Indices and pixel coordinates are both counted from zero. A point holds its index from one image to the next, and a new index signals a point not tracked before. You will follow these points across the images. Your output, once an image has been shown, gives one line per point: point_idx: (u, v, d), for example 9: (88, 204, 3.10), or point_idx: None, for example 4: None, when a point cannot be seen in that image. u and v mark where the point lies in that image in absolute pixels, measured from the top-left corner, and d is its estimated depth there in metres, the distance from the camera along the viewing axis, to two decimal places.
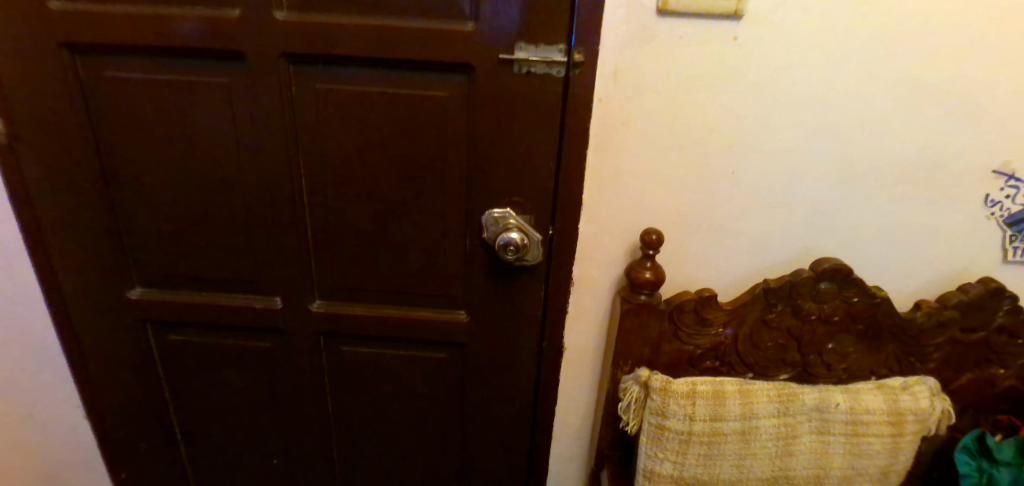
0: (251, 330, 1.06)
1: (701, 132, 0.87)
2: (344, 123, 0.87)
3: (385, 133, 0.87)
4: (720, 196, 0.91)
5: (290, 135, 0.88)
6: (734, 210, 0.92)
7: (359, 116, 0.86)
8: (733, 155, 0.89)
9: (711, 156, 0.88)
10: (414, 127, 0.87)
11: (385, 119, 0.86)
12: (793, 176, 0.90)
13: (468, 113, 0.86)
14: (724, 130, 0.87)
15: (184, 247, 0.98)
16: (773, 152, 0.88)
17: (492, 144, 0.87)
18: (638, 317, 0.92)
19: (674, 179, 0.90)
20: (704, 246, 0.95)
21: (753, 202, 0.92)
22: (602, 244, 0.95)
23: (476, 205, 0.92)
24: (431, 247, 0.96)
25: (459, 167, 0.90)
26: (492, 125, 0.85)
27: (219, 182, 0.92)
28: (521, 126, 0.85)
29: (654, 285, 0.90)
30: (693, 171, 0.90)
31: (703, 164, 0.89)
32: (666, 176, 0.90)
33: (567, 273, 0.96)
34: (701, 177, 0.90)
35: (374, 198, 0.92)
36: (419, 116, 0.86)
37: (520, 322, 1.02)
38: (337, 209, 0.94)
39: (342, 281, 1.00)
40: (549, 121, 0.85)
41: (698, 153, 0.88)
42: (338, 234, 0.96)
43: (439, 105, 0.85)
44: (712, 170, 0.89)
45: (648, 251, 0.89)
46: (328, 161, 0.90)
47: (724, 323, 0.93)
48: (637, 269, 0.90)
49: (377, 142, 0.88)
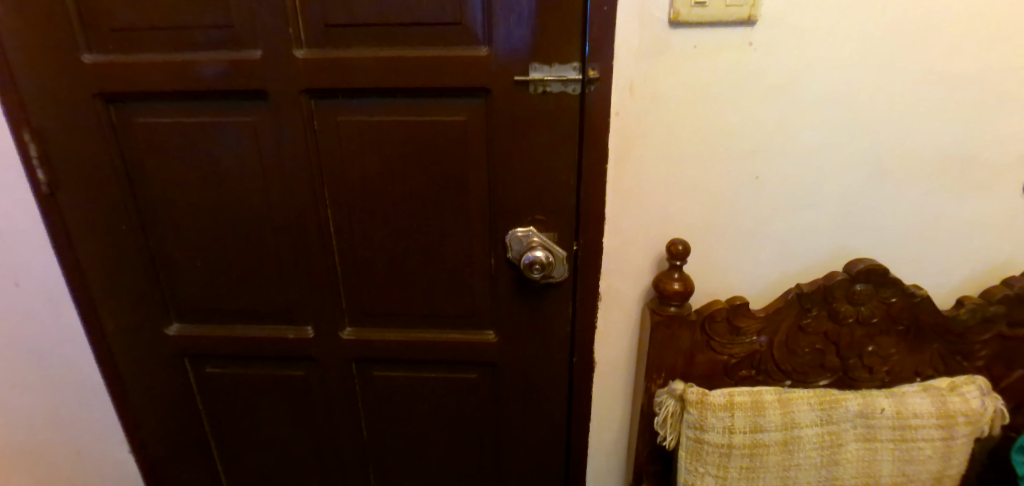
0: (286, 360, 1.08)
1: (722, 139, 0.86)
2: (366, 153, 0.89)
3: (407, 160, 0.89)
4: (745, 202, 0.90)
5: (315, 168, 0.91)
6: (762, 215, 0.91)
7: (380, 145, 0.88)
8: (756, 160, 0.87)
9: (734, 162, 0.88)
10: (435, 152, 0.88)
11: (405, 147, 0.88)
12: (819, 177, 0.89)
13: (486, 135, 0.87)
14: (745, 136, 0.86)
15: (218, 282, 1.01)
16: (797, 155, 0.87)
17: (512, 164, 0.87)
18: (669, 329, 0.91)
19: (697, 187, 0.89)
20: (732, 254, 0.94)
21: (780, 206, 0.90)
22: (627, 257, 0.95)
23: (499, 225, 0.92)
24: (457, 269, 0.97)
25: (481, 189, 0.90)
26: (511, 145, 0.86)
27: (249, 218, 0.95)
28: (540, 145, 0.86)
29: (683, 296, 0.89)
30: (717, 179, 0.89)
31: (726, 171, 0.88)
32: (690, 185, 0.89)
33: (594, 288, 0.96)
34: (725, 184, 0.89)
35: (399, 224, 0.94)
36: (439, 141, 0.87)
37: (550, 340, 1.01)
38: (363, 237, 0.95)
39: (371, 307, 1.02)
40: (568, 138, 0.85)
41: (720, 160, 0.88)
42: (365, 262, 0.97)
43: (458, 130, 0.86)
44: (736, 177, 0.89)
45: (675, 262, 0.88)
46: (353, 191, 0.92)
47: (758, 331, 0.91)
48: (665, 281, 0.89)
49: (398, 170, 0.90)
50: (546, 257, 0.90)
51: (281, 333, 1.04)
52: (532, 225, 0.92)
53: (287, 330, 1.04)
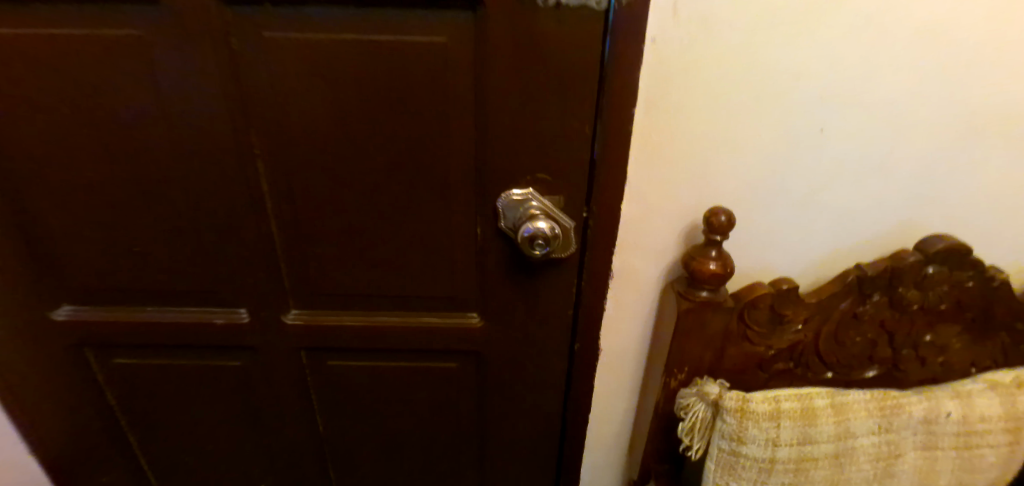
0: (216, 348, 0.87)
1: (785, 79, 0.65)
2: (306, 86, 0.64)
3: (364, 97, 0.65)
4: (803, 160, 0.71)
5: (238, 106, 0.66)
6: (820, 177, 0.72)
7: (327, 76, 0.64)
8: (824, 108, 0.68)
9: (796, 110, 0.68)
10: (403, 88, 0.65)
11: (361, 79, 0.64)
12: (898, 131, 0.70)
13: (473, 66, 0.64)
14: (815, 75, 0.65)
15: (118, 257, 0.77)
16: (876, 102, 0.68)
17: (508, 107, 0.65)
18: (700, 318, 0.73)
19: (746, 142, 0.70)
20: (777, 224, 0.76)
21: (843, 166, 0.72)
22: (649, 226, 0.76)
23: (488, 187, 0.71)
24: (433, 242, 0.76)
25: (466, 140, 0.68)
26: (508, 81, 0.64)
27: (150, 174, 0.70)
28: (547, 82, 0.64)
29: (720, 280, 0.70)
30: (772, 130, 0.69)
31: (784, 122, 0.68)
32: (736, 138, 0.69)
33: (605, 266, 0.77)
34: (781, 137, 0.69)
35: (354, 184, 0.71)
36: (409, 72, 0.64)
37: (547, 327, 0.83)
38: (308, 200, 0.73)
39: (322, 286, 0.80)
40: (585, 73, 0.63)
41: (780, 106, 0.67)
42: (312, 232, 0.75)
43: (435, 57, 0.63)
44: (795, 129, 0.69)
45: (714, 237, 0.69)
46: (290, 139, 0.68)
47: (805, 319, 0.74)
48: (699, 260, 0.70)
49: (353, 111, 0.66)
50: (549, 230, 0.69)
51: (209, 319, 0.83)
52: (533, 187, 0.71)
53: (216, 315, 0.83)
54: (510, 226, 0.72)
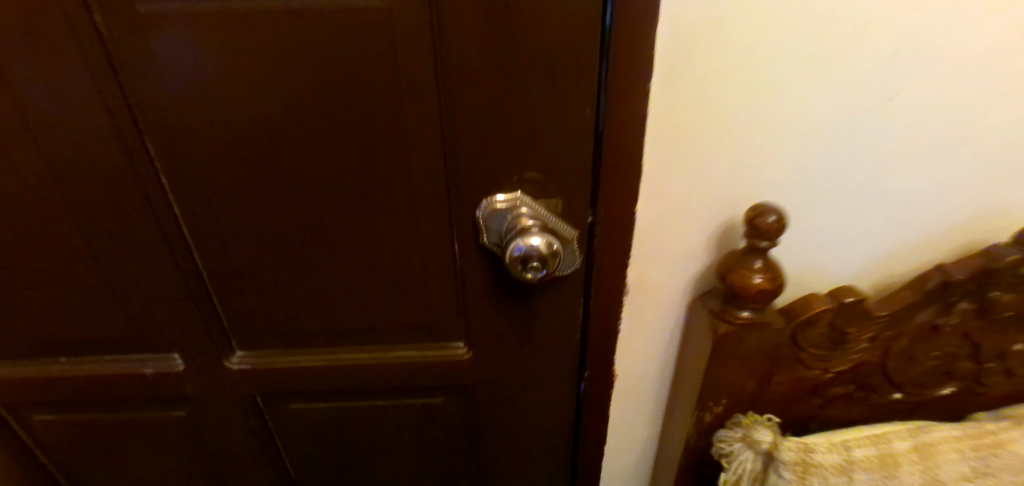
0: (152, 400, 0.72)
1: (850, 30, 0.48)
2: (205, 79, 0.48)
3: (286, 89, 0.49)
4: (867, 137, 0.54)
5: (122, 106, 0.50)
6: (890, 157, 0.56)
7: (231, 64, 0.47)
8: (901, 66, 0.50)
9: (864, 71, 0.50)
10: (335, 75, 0.48)
11: (277, 65, 0.47)
12: (998, 94, 0.52)
13: (427, 40, 0.47)
14: (892, 23, 0.48)
15: (9, 304, 0.62)
16: (973, 56, 0.50)
17: (479, 92, 0.49)
18: (741, 342, 0.58)
19: (795, 117, 0.53)
20: (831, 217, 0.60)
21: (920, 142, 0.55)
22: (671, 229, 0.60)
23: (461, 197, 0.55)
24: (398, 266, 0.61)
25: (427, 138, 0.52)
26: (476, 58, 0.47)
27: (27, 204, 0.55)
28: (528, 56, 0.47)
29: (769, 296, 0.55)
30: (831, 99, 0.52)
31: (846, 88, 0.51)
32: (783, 111, 0.52)
33: (616, 283, 0.62)
34: (841, 108, 0.52)
35: (290, 200, 0.55)
36: (340, 53, 0.47)
37: (547, 358, 0.68)
38: (234, 224, 0.57)
39: (268, 323, 0.65)
40: (580, 41, 0.46)
41: (842, 67, 0.50)
42: (246, 262, 0.60)
43: (372, 29, 0.46)
44: (861, 97, 0.52)
45: (759, 245, 0.53)
46: (198, 149, 0.52)
47: (872, 336, 0.59)
48: (740, 273, 0.55)
49: (273, 109, 0.50)
50: (545, 246, 0.53)
51: (136, 370, 0.68)
52: (523, 192, 0.55)
53: (143, 365, 0.68)
54: (496, 242, 0.57)
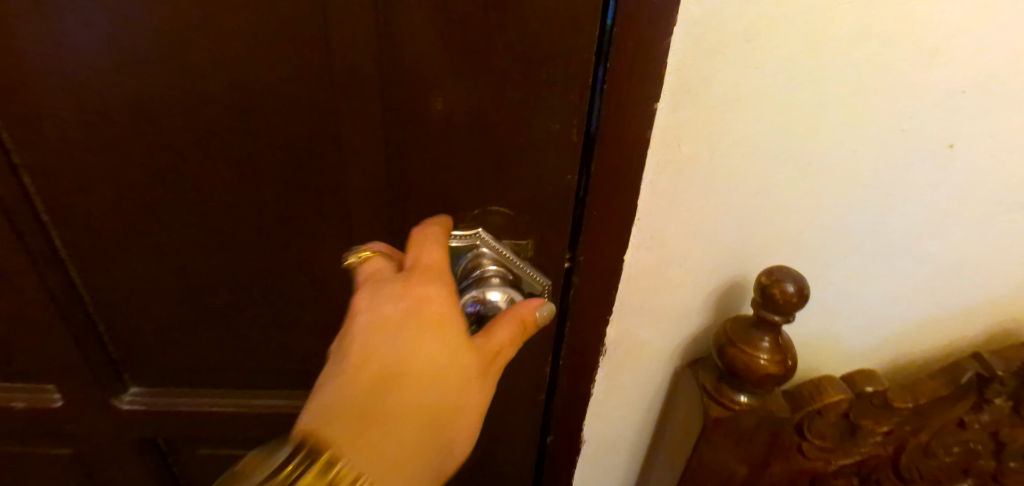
0: (23, 435, 0.60)
1: (914, 65, 0.39)
2: (83, 55, 0.37)
3: (189, 77, 0.38)
4: (906, 193, 0.45)
5: None
6: (928, 218, 0.47)
7: (117, 40, 0.36)
8: (964, 113, 0.41)
9: (920, 116, 0.41)
10: (253, 65, 0.37)
11: (179, 46, 0.37)
12: None
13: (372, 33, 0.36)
14: (965, 60, 0.39)
15: None
16: None
17: (436, 105, 0.39)
18: (738, 427, 0.48)
19: (832, 164, 0.43)
20: (851, 280, 0.50)
21: (967, 204, 0.46)
22: (666, 284, 0.49)
23: (409, 229, 0.45)
24: (331, 300, 0.51)
25: (369, 155, 0.41)
26: (434, 62, 0.37)
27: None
28: (501, 65, 0.37)
29: (774, 381, 0.45)
30: (871, 145, 0.42)
31: (896, 134, 0.42)
32: (818, 156, 0.43)
33: (592, 341, 0.52)
34: (881, 156, 0.43)
35: (198, 213, 0.45)
36: (259, 38, 0.36)
37: (501, 425, 0.57)
38: (129, 236, 0.47)
39: (171, 351, 0.54)
40: (569, 51, 0.36)
41: (890, 107, 0.41)
42: (145, 281, 0.49)
43: (301, 13, 0.35)
44: (906, 145, 0.43)
45: (771, 319, 0.44)
46: (77, 142, 0.41)
47: (890, 430, 0.49)
48: (744, 351, 0.45)
49: (174, 100, 0.39)
50: (505, 302, 0.41)
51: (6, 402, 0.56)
52: (484, 229, 0.44)
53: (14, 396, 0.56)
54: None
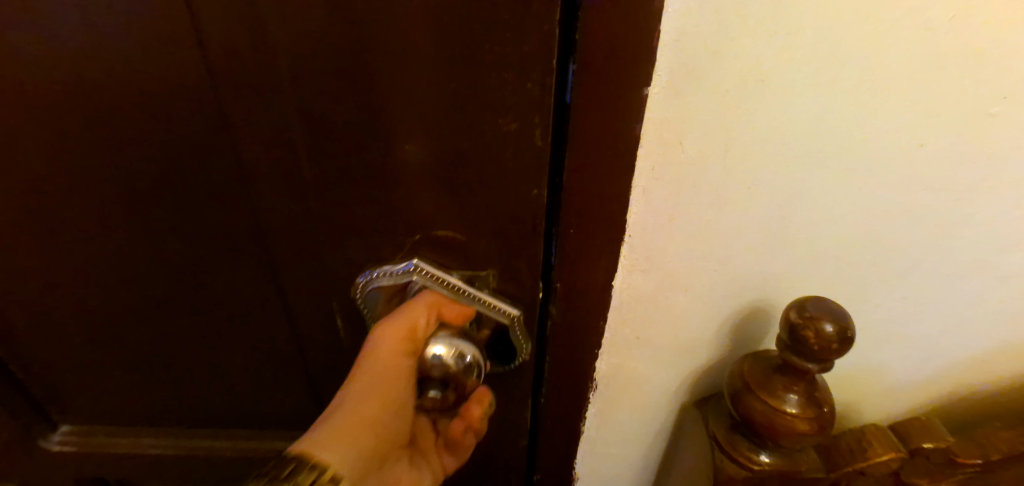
0: None
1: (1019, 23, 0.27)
2: None
3: (34, 75, 0.30)
4: (987, 196, 0.34)
5: None
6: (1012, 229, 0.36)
7: None
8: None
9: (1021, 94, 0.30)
10: (98, 59, 0.28)
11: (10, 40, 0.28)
12: None
13: (234, 9, 0.26)
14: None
15: None
16: None
17: (343, 108, 0.29)
18: None
19: (893, 161, 0.32)
20: (903, 303, 0.40)
21: None
22: (668, 311, 0.40)
23: (338, 260, 0.36)
24: (262, 336, 0.43)
25: (269, 171, 0.32)
26: (327, 50, 0.27)
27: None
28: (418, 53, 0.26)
29: (806, 440, 0.36)
30: (942, 137, 0.32)
31: (986, 120, 0.31)
32: (874, 151, 0.32)
33: (576, 383, 0.43)
34: (955, 151, 0.32)
35: (83, 240, 0.37)
36: (95, 23, 0.27)
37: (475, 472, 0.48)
38: (11, 271, 0.39)
39: (95, 391, 0.48)
40: (510, 27, 0.25)
41: (974, 84, 0.30)
42: (41, 320, 0.42)
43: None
44: (991, 134, 0.32)
45: (804, 366, 0.34)
46: None
47: None
48: (766, 402, 0.36)
49: (18, 107, 0.31)
50: (453, 358, 0.36)
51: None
52: (422, 261, 0.35)
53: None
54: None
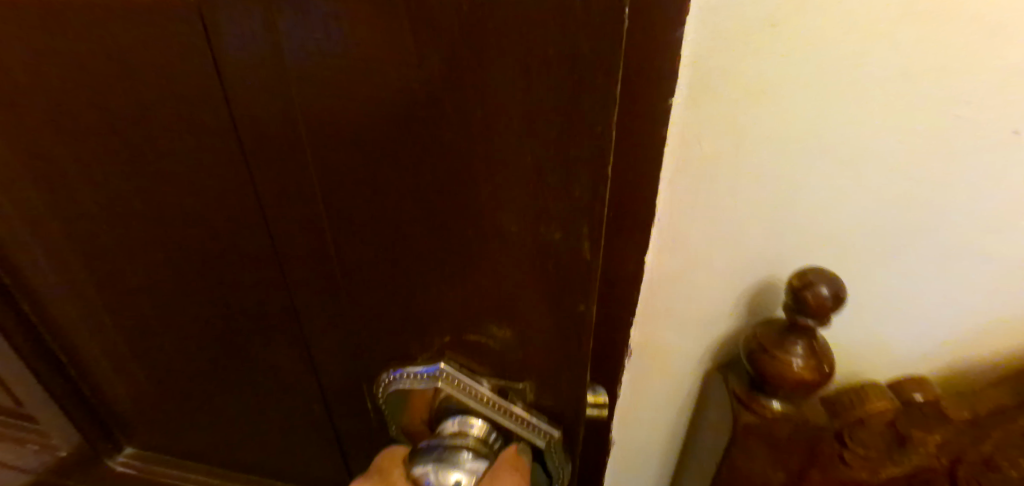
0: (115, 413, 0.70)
1: (984, 43, 0.33)
2: (75, 102, 0.37)
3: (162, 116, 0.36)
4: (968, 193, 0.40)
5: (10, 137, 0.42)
6: (993, 220, 0.41)
7: (99, 95, 0.36)
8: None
9: (997, 102, 0.35)
10: (198, 115, 0.34)
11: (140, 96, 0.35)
12: None
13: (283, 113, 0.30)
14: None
15: None
16: None
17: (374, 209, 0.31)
18: (769, 434, 0.46)
19: (885, 158, 0.39)
20: (899, 281, 0.47)
21: None
22: (693, 287, 0.47)
23: (380, 342, 0.39)
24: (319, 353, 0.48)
25: (308, 233, 0.36)
26: (376, 155, 0.28)
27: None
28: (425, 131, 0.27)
29: (809, 388, 0.43)
30: (919, 144, 0.38)
31: (966, 123, 0.36)
32: (866, 148, 0.38)
33: (602, 371, 0.48)
34: (934, 155, 0.38)
35: (174, 245, 0.45)
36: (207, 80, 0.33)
37: None
38: (139, 264, 0.48)
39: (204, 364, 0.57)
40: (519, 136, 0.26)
41: (942, 104, 0.36)
42: (167, 303, 0.51)
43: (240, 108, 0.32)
44: (963, 143, 0.37)
45: (804, 322, 0.41)
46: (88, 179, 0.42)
47: (944, 443, 0.46)
48: (776, 358, 0.42)
49: (142, 145, 0.38)
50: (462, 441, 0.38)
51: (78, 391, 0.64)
52: (447, 365, 0.38)
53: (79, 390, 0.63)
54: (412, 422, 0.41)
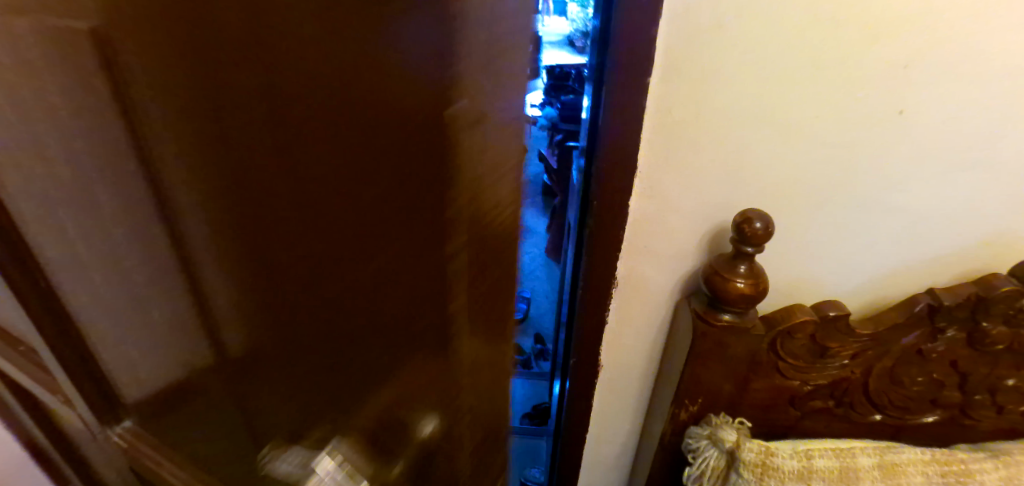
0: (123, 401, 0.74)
1: (849, 36, 0.50)
2: None
3: None
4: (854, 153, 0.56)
5: None
6: (874, 176, 0.58)
7: None
8: (895, 84, 0.52)
9: (861, 82, 0.52)
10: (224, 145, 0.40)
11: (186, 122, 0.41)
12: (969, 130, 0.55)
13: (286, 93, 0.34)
14: (892, 34, 0.50)
15: None
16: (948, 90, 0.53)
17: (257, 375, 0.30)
18: (721, 343, 0.60)
19: (788, 120, 0.54)
20: (819, 232, 0.61)
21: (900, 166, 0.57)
22: (664, 229, 0.61)
23: None
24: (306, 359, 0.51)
25: None
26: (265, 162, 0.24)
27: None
28: (360, 142, 0.22)
29: (749, 301, 0.57)
30: (817, 115, 0.54)
31: (840, 94, 0.53)
32: (776, 111, 0.54)
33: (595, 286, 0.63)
34: (826, 123, 0.55)
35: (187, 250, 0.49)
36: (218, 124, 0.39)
37: None
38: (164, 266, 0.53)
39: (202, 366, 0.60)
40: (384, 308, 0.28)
41: (828, 84, 0.52)
42: None
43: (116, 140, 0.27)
44: (845, 114, 0.54)
45: (744, 249, 0.55)
46: None
47: (854, 354, 0.59)
48: (724, 278, 0.56)
49: None
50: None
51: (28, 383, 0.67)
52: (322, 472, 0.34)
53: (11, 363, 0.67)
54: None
